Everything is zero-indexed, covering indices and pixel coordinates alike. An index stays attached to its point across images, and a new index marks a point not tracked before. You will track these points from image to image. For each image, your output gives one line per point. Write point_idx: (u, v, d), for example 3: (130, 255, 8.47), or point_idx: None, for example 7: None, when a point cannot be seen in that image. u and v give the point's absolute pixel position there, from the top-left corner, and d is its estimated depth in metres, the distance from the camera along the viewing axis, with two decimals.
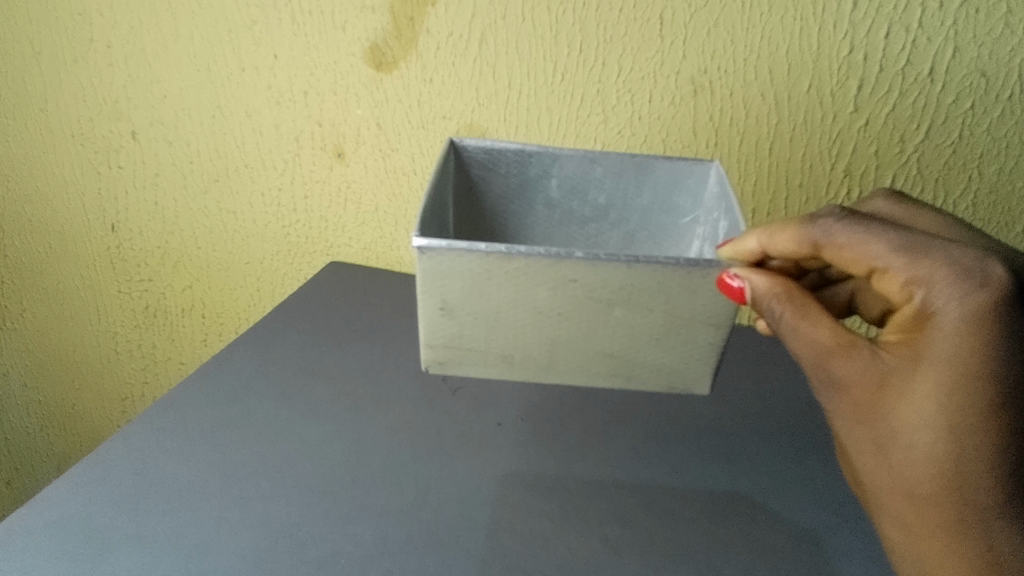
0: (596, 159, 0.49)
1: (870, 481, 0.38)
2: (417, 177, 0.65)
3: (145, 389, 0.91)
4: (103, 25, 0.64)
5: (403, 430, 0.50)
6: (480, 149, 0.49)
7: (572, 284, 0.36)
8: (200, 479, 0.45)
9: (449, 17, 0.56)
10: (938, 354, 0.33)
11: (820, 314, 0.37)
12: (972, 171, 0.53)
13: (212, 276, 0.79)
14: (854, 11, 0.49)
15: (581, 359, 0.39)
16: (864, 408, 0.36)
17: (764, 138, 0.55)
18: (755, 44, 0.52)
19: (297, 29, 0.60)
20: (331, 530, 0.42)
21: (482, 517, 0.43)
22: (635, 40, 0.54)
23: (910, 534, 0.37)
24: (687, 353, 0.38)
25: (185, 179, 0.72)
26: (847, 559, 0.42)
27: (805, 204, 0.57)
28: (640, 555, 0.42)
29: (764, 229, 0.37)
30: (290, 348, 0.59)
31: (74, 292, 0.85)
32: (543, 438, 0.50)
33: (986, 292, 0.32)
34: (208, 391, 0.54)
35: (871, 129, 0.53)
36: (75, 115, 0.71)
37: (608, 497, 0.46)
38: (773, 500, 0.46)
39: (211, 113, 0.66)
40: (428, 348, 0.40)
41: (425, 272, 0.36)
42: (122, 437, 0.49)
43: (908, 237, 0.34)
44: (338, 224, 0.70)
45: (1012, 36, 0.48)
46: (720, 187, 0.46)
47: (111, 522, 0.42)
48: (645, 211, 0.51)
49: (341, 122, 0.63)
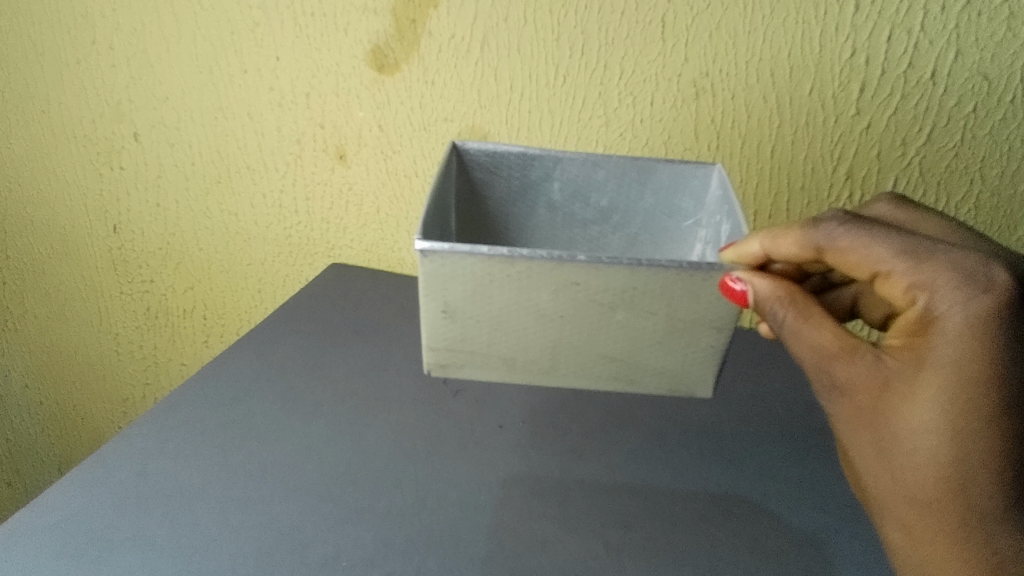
0: (599, 161, 0.49)
1: (872, 485, 0.38)
2: (418, 179, 0.65)
3: (146, 391, 0.91)
4: (105, 27, 0.64)
5: (404, 432, 0.50)
6: (483, 150, 0.49)
7: (575, 287, 0.36)
8: (201, 481, 0.45)
9: (451, 19, 0.56)
10: (941, 359, 0.33)
11: (822, 318, 0.36)
12: (974, 174, 0.53)
13: (213, 278, 0.78)
14: (855, 14, 0.49)
15: (583, 362, 0.39)
16: (867, 412, 0.36)
17: (766, 140, 0.55)
18: (756, 47, 0.52)
19: (299, 31, 0.60)
20: (331, 532, 0.42)
21: (484, 519, 0.43)
22: (637, 43, 0.54)
23: (913, 539, 0.37)
24: (690, 356, 0.38)
25: (186, 181, 0.72)
26: (847, 562, 0.42)
27: (807, 207, 0.57)
28: (641, 557, 0.42)
29: (767, 233, 0.37)
30: (291, 350, 0.59)
31: (75, 292, 0.85)
32: (544, 440, 0.50)
33: (989, 297, 0.32)
34: (209, 393, 0.53)
35: (873, 132, 0.53)
36: (77, 116, 0.71)
37: (610, 499, 0.45)
38: (774, 503, 0.46)
39: (213, 115, 0.66)
40: (430, 350, 0.40)
41: (428, 274, 0.36)
42: (123, 439, 0.49)
43: (912, 241, 0.34)
44: (339, 225, 0.70)
45: (1014, 40, 0.48)
46: (723, 190, 0.46)
47: (113, 524, 0.42)
48: (647, 213, 0.51)
49: (343, 124, 0.63)
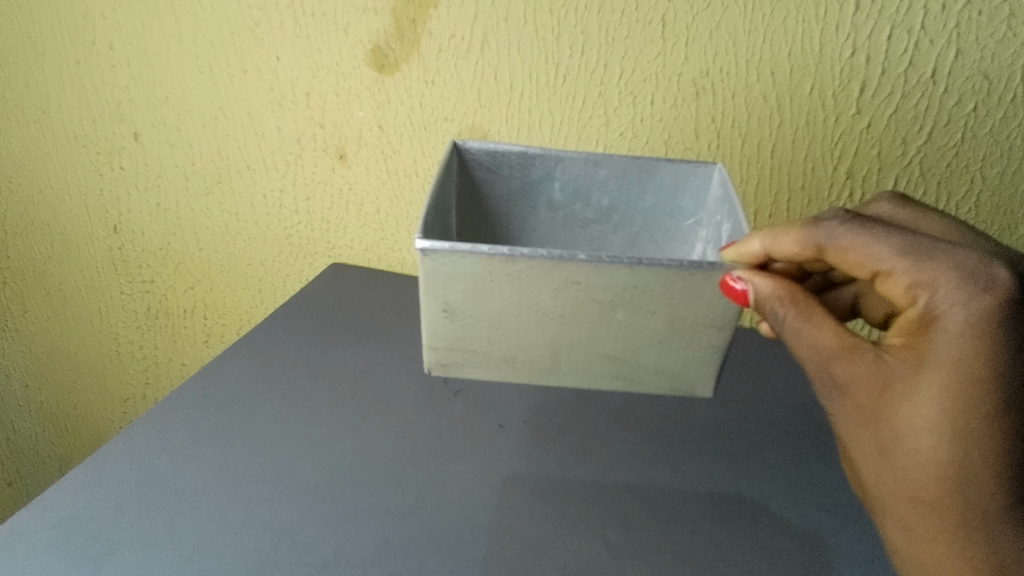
0: (599, 160, 0.49)
1: (873, 485, 0.38)
2: (418, 178, 0.65)
3: (146, 391, 0.91)
4: (105, 27, 0.64)
5: (404, 432, 0.50)
6: (484, 150, 0.49)
7: (576, 286, 0.36)
8: (202, 481, 0.45)
9: (451, 19, 0.56)
10: (942, 358, 0.33)
11: (823, 317, 0.36)
12: (974, 173, 0.53)
13: (213, 277, 0.78)
14: (856, 14, 0.49)
15: (584, 361, 0.39)
16: (868, 412, 0.36)
17: (766, 139, 0.55)
18: (757, 46, 0.52)
19: (299, 31, 0.60)
20: (331, 532, 0.42)
21: (484, 519, 0.43)
22: (637, 43, 0.54)
23: (914, 538, 0.37)
24: (690, 355, 0.38)
25: (186, 181, 0.72)
26: (847, 561, 0.42)
27: (807, 206, 0.57)
28: (641, 556, 0.42)
29: (768, 231, 0.37)
30: (292, 350, 0.59)
31: (75, 292, 0.85)
32: (544, 440, 0.50)
33: (990, 296, 0.32)
34: (209, 393, 0.53)
35: (873, 131, 0.53)
36: (77, 116, 0.71)
37: (610, 499, 0.45)
38: (775, 502, 0.46)
39: (213, 114, 0.66)
40: (431, 350, 0.40)
41: (429, 274, 0.36)
42: (123, 439, 0.49)
43: (912, 240, 0.33)
44: (339, 225, 0.70)
45: (1014, 39, 0.48)
46: (724, 189, 0.46)
47: (113, 524, 0.42)
48: (648, 212, 0.51)
49: (343, 124, 0.63)
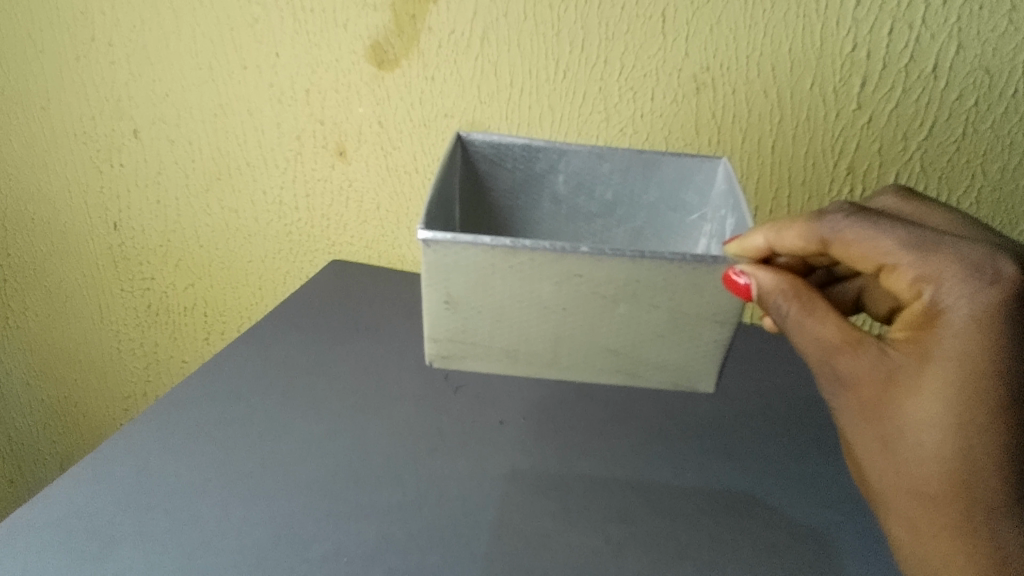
0: (604, 153, 0.48)
1: (876, 479, 0.37)
2: (418, 175, 0.65)
3: (147, 389, 0.91)
4: (104, 23, 0.64)
5: (402, 428, 0.50)
6: (488, 141, 0.49)
7: (578, 279, 0.35)
8: (202, 478, 0.45)
9: (451, 15, 0.56)
10: (947, 352, 0.32)
11: (826, 312, 0.36)
12: (975, 168, 0.53)
13: (213, 274, 0.78)
14: (857, 8, 0.49)
15: (586, 356, 0.39)
16: (871, 406, 0.36)
17: (766, 135, 0.55)
18: (757, 41, 0.52)
19: (298, 27, 0.59)
20: (330, 530, 0.42)
21: (484, 517, 0.43)
22: (637, 38, 0.54)
23: (917, 534, 0.36)
24: (693, 350, 0.38)
25: (187, 178, 0.72)
26: (848, 557, 0.42)
27: (807, 202, 0.57)
28: (643, 554, 0.41)
29: (772, 225, 0.36)
30: (290, 347, 0.58)
31: (76, 290, 0.85)
32: (544, 437, 0.50)
33: (995, 289, 0.31)
34: (208, 391, 0.53)
35: (874, 126, 0.53)
36: (77, 113, 0.70)
37: (610, 495, 0.45)
38: (776, 499, 0.46)
39: (213, 111, 0.66)
40: (434, 341, 0.39)
41: (431, 264, 0.36)
42: (122, 436, 0.48)
43: (917, 232, 0.33)
44: (340, 222, 0.70)
45: (1015, 33, 0.48)
46: (729, 183, 0.46)
47: (114, 522, 0.42)
48: (652, 206, 0.50)
49: (343, 120, 0.63)
